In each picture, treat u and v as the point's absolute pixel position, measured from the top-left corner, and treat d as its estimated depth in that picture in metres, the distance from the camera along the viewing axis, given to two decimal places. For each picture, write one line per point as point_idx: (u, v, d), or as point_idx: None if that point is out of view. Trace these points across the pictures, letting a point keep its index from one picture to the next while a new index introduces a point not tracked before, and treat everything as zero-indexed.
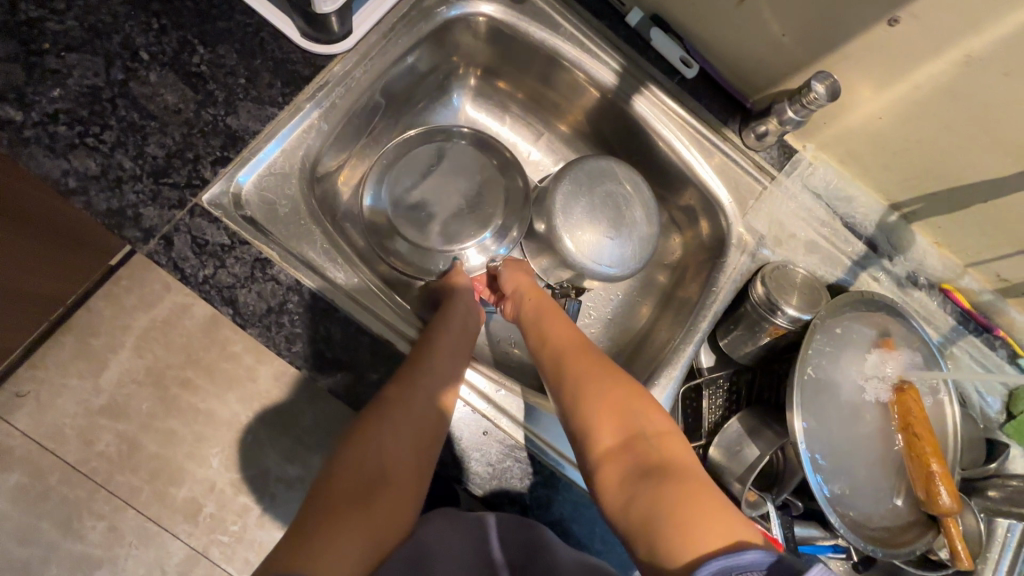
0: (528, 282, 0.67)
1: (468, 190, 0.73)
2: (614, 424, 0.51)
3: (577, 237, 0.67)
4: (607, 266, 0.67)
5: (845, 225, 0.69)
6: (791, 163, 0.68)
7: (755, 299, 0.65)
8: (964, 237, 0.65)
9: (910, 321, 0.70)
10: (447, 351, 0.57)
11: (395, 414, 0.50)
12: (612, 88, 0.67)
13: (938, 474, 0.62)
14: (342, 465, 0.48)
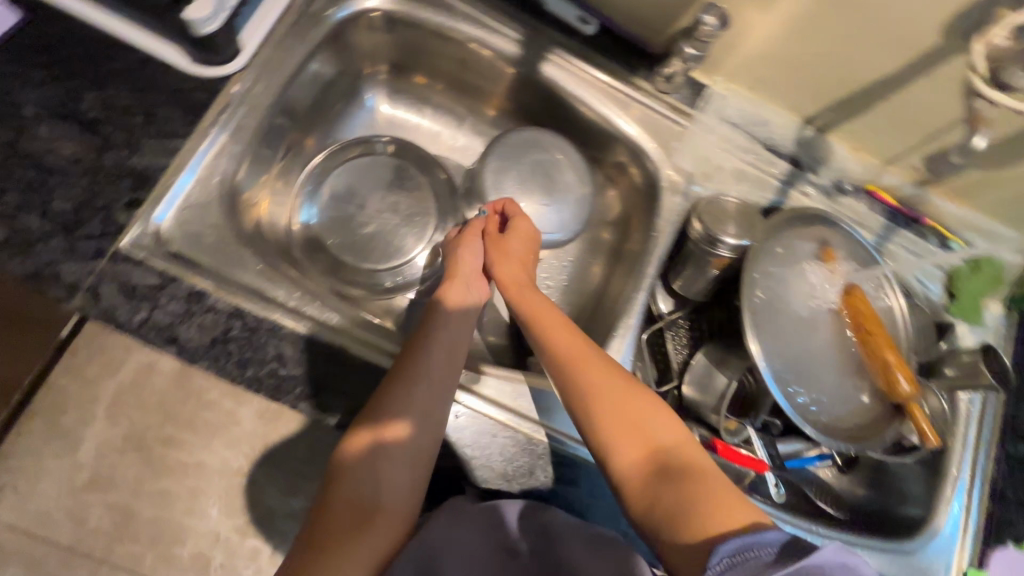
0: (515, 272, 0.62)
1: (399, 194, 0.74)
2: (629, 426, 0.51)
3: (516, 211, 0.68)
4: (552, 233, 0.69)
5: (766, 148, 0.71)
6: (704, 98, 0.70)
7: (695, 236, 0.67)
8: (876, 136, 0.68)
9: (840, 227, 0.73)
10: (443, 356, 0.55)
11: (398, 440, 0.49)
12: (518, 58, 0.68)
13: (893, 363, 0.66)
14: (342, 486, 0.48)
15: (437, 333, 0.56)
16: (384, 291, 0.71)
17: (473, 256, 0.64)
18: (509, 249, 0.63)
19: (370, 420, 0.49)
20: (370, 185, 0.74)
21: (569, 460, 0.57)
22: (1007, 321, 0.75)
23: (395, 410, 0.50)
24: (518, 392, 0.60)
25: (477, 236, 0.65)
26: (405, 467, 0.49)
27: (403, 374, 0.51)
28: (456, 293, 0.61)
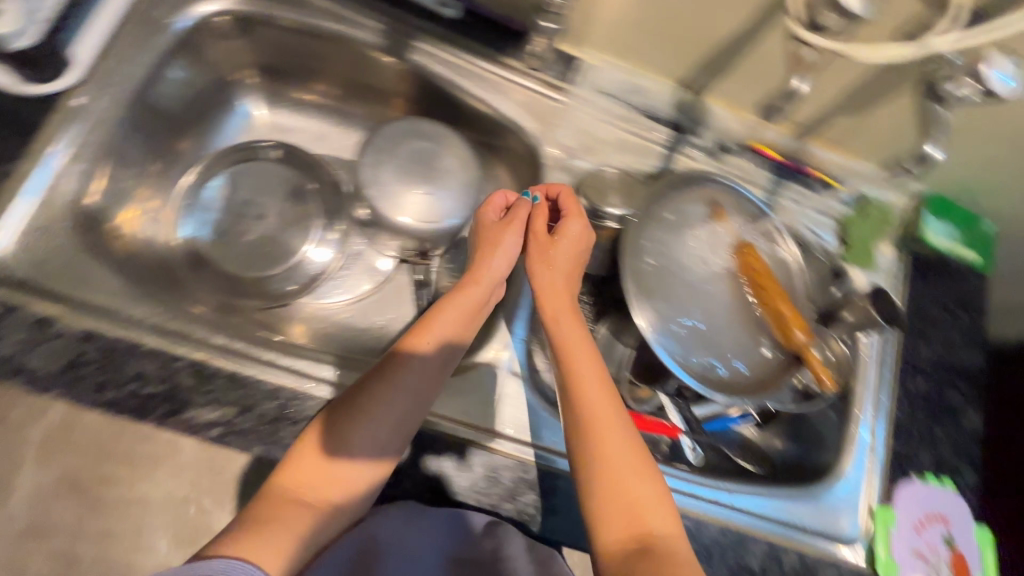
0: (558, 299, 0.58)
1: (285, 199, 0.74)
2: (624, 495, 0.49)
3: (407, 206, 0.67)
4: (449, 219, 0.68)
5: (646, 115, 0.72)
6: (578, 71, 0.70)
7: (581, 211, 0.69)
8: (748, 93, 0.69)
9: (718, 182, 0.74)
10: (434, 356, 0.55)
11: (373, 449, 0.50)
12: (382, 48, 0.67)
13: (787, 314, 0.67)
14: (298, 471, 0.49)
15: (441, 345, 0.56)
16: (283, 295, 0.71)
17: (504, 261, 0.60)
18: (557, 260, 0.60)
19: (347, 413, 0.51)
20: (254, 190, 0.73)
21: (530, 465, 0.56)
22: (901, 263, 0.77)
23: (379, 419, 0.51)
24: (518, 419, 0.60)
25: (515, 221, 0.61)
26: (366, 473, 0.50)
27: (399, 384, 0.52)
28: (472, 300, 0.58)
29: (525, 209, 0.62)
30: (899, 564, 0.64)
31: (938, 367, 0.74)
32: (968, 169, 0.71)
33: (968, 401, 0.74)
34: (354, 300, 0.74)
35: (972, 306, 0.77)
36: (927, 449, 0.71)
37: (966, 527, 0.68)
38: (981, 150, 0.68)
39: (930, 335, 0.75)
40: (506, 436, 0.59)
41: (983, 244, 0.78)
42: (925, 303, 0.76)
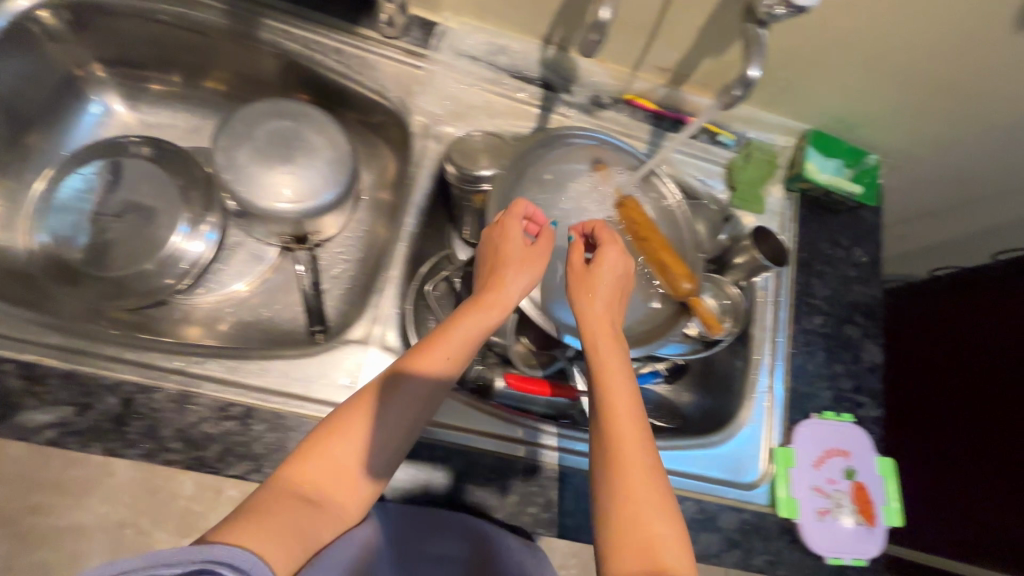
0: (600, 318, 0.55)
1: (157, 193, 0.70)
2: (641, 524, 0.44)
3: (280, 193, 0.66)
4: (325, 196, 0.68)
5: (513, 75, 0.70)
6: (436, 37, 0.69)
7: (452, 178, 0.66)
8: (611, 44, 0.67)
9: (583, 136, 0.71)
10: (455, 363, 0.51)
11: (376, 463, 0.47)
12: (226, 28, 0.65)
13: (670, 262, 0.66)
14: (309, 463, 0.45)
15: (455, 363, 0.51)
16: (159, 289, 0.68)
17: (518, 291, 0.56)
18: (597, 285, 0.57)
19: (359, 419, 0.48)
20: (124, 185, 0.69)
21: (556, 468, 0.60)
22: (791, 202, 0.77)
23: (389, 431, 0.48)
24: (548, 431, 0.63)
25: (535, 255, 0.57)
26: (367, 482, 0.47)
27: (408, 404, 0.49)
28: (485, 317, 0.54)
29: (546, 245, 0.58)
30: (799, 501, 0.64)
31: (836, 302, 0.74)
32: (843, 102, 0.70)
33: (867, 332, 0.74)
34: (253, 283, 0.75)
35: (863, 239, 0.77)
36: (827, 384, 0.71)
37: (868, 458, 0.68)
38: (850, 80, 0.66)
39: (825, 272, 0.75)
40: (540, 445, 0.61)
41: (868, 179, 0.77)
42: (816, 240, 0.76)
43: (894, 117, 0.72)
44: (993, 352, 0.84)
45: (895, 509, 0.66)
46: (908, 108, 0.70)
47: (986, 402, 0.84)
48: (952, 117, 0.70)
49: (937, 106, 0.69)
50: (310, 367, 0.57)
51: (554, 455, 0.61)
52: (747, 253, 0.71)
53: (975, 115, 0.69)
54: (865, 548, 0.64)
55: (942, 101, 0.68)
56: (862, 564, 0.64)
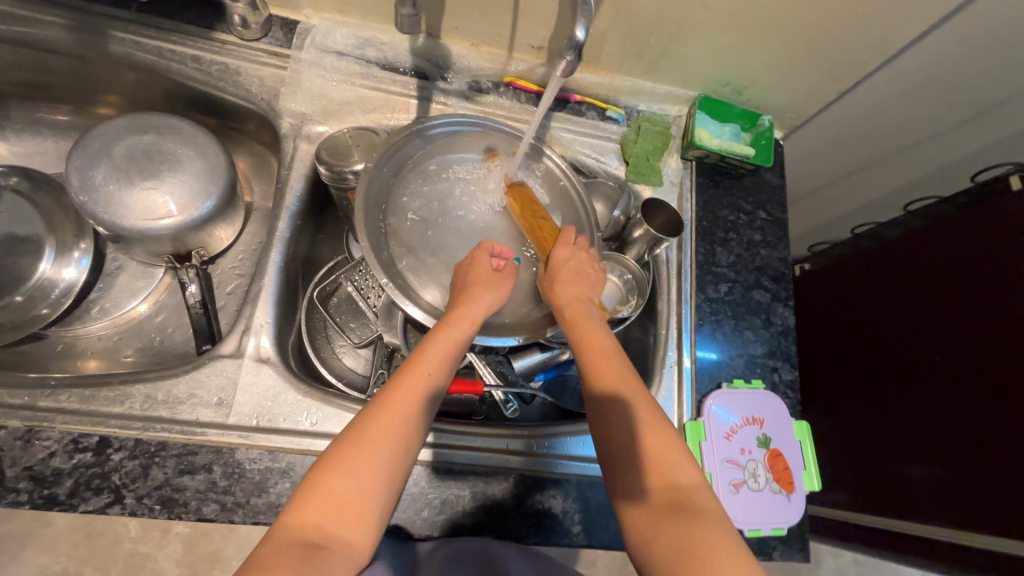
0: (575, 291, 0.60)
1: (35, 223, 0.67)
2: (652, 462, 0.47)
3: (160, 209, 0.63)
4: (206, 203, 0.65)
5: (383, 68, 0.69)
6: (298, 36, 0.67)
7: (326, 179, 0.64)
8: (478, 26, 0.65)
9: (438, 127, 0.67)
10: (442, 364, 0.53)
11: (385, 487, 0.45)
12: (74, 47, 0.63)
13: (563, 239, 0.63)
14: (310, 503, 0.43)
15: (441, 380, 0.53)
16: (31, 320, 0.65)
17: (487, 309, 0.58)
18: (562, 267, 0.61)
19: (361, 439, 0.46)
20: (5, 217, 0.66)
21: (547, 475, 0.63)
22: (688, 172, 0.76)
23: (392, 449, 0.47)
24: (545, 438, 0.65)
25: (500, 279, 0.61)
26: (377, 507, 0.45)
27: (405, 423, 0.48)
28: (459, 336, 0.56)
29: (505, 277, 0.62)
30: (712, 476, 0.62)
31: (741, 268, 0.73)
32: (723, 64, 0.69)
33: (777, 296, 0.72)
34: (153, 300, 0.73)
35: (766, 202, 0.76)
36: (738, 352, 0.69)
37: (783, 423, 0.66)
38: (723, 41, 0.65)
39: (729, 239, 0.74)
40: (531, 454, 0.64)
41: (765, 140, 0.76)
42: (717, 207, 0.75)
43: (778, 76, 0.71)
44: (908, 312, 0.89)
45: (812, 472, 0.65)
46: (788, 65, 0.69)
47: (904, 361, 0.88)
48: (831, 71, 0.70)
49: (815, 60, 0.68)
50: (176, 387, 0.54)
51: (556, 463, 0.64)
52: (642, 226, 0.68)
53: (855, 65, 0.68)
54: (783, 516, 0.62)
55: (819, 54, 0.67)
56: (782, 534, 0.62)
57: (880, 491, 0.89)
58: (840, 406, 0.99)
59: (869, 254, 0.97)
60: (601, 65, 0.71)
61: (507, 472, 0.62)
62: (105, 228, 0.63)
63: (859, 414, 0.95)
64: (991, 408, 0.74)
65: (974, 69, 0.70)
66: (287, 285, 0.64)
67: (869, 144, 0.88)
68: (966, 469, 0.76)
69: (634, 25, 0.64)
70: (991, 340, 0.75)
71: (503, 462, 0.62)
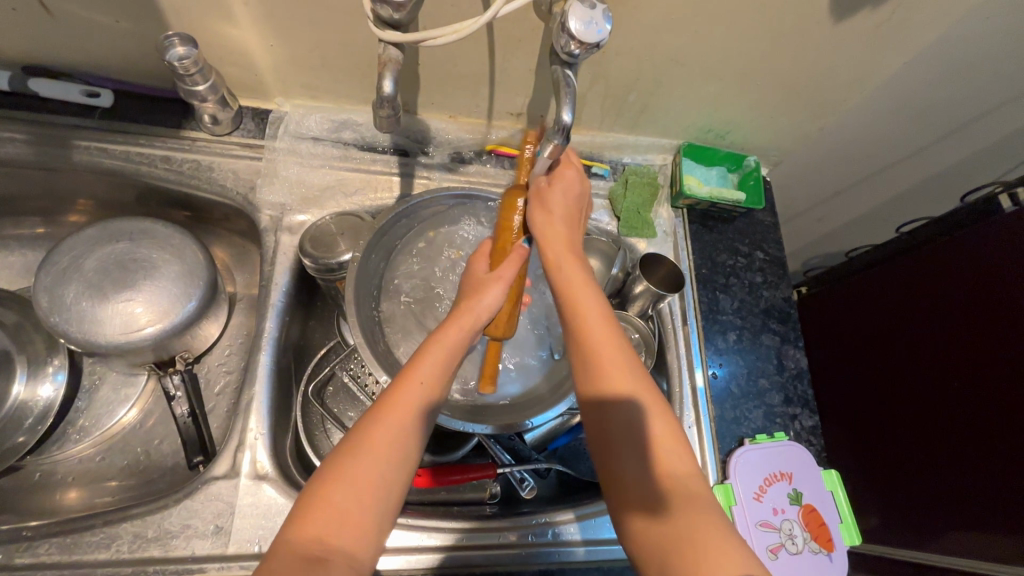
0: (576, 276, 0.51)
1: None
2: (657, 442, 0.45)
3: (140, 319, 0.60)
4: (188, 305, 0.63)
5: (361, 148, 0.67)
6: (271, 124, 0.65)
7: (312, 271, 0.61)
8: (454, 99, 0.65)
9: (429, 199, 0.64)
10: (445, 361, 0.49)
11: (385, 499, 0.43)
12: (37, 160, 0.60)
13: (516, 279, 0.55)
14: (313, 516, 0.40)
15: (441, 388, 0.48)
16: (7, 451, 0.59)
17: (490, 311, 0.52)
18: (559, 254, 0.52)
19: (363, 447, 0.43)
20: None
21: (576, 564, 0.60)
22: (680, 220, 0.75)
23: (392, 458, 0.44)
24: (574, 522, 0.62)
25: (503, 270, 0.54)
26: (376, 523, 0.42)
27: (407, 428, 0.45)
28: (460, 338, 0.50)
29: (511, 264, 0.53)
30: (748, 543, 0.59)
31: (747, 314, 0.71)
32: (703, 113, 0.69)
33: (787, 338, 0.71)
34: (143, 405, 0.69)
35: (762, 241, 0.75)
36: (755, 404, 0.67)
37: (812, 474, 0.63)
38: (701, 92, 0.65)
39: (730, 284, 0.72)
40: (560, 542, 0.60)
41: (752, 180, 0.75)
42: (714, 252, 0.73)
43: (758, 119, 0.71)
44: (915, 338, 0.88)
45: (850, 524, 0.62)
46: (767, 109, 0.69)
47: (917, 388, 0.87)
48: (812, 109, 0.69)
49: (794, 101, 0.67)
50: (168, 520, 0.50)
51: (583, 550, 0.61)
52: (642, 282, 0.66)
53: (831, 103, 0.69)
54: None
55: (796, 98, 0.67)
56: None
57: (914, 521, 0.87)
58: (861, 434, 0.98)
59: (870, 275, 0.97)
60: (582, 125, 0.70)
61: (531, 567, 0.59)
62: (77, 346, 0.59)
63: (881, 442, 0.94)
64: (1010, 433, 0.74)
65: (949, 91, 0.70)
66: (280, 387, 0.60)
67: (851, 170, 0.89)
68: (999, 498, 0.75)
69: (612, 85, 0.63)
70: (1004, 365, 0.75)
71: (532, 556, 0.59)
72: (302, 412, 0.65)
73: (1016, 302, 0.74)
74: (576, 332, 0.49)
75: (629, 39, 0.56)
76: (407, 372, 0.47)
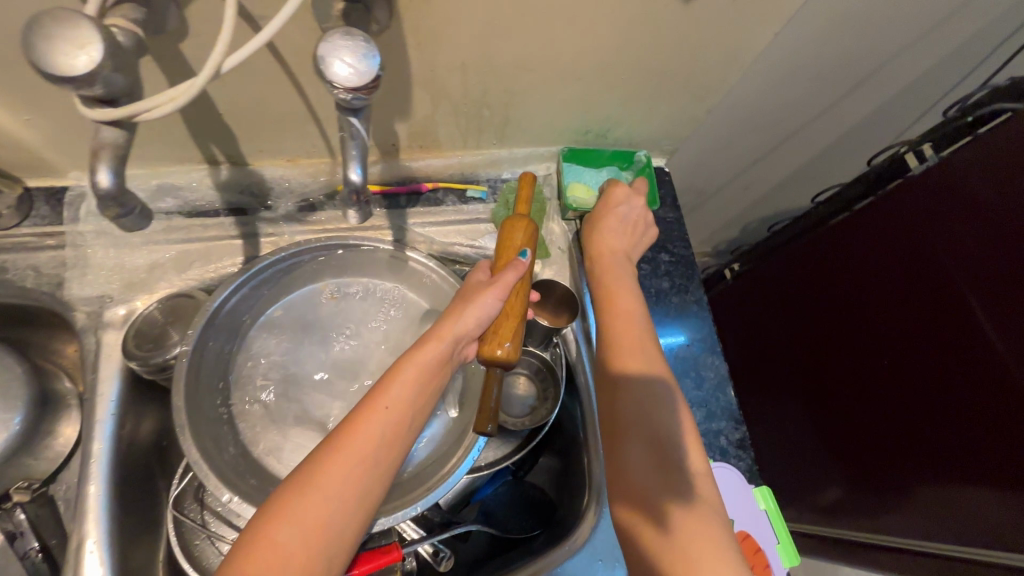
0: (607, 247, 0.60)
1: None
2: (654, 401, 0.49)
3: None
4: (16, 421, 0.57)
5: (192, 215, 0.59)
6: (68, 205, 0.55)
7: (143, 372, 0.52)
8: (282, 143, 0.56)
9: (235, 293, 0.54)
10: (414, 394, 0.44)
11: (337, 543, 0.38)
12: None
13: (515, 291, 0.49)
14: (250, 562, 0.35)
15: (408, 421, 0.43)
16: None
17: (478, 320, 0.47)
18: (609, 226, 0.60)
19: (313, 485, 0.38)
20: None
21: None
22: (573, 234, 0.68)
23: (345, 498, 0.39)
24: None
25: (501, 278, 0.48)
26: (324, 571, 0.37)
27: (368, 463, 0.40)
28: (434, 362, 0.46)
29: (516, 269, 0.48)
30: None
31: (658, 326, 0.65)
32: (574, 116, 0.62)
33: (704, 345, 0.65)
34: None
35: (665, 241, 0.69)
36: None
37: (745, 497, 0.58)
38: (563, 96, 0.58)
39: None
40: None
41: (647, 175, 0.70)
42: None
43: (637, 113, 0.64)
44: (865, 310, 0.83)
45: (789, 545, 0.58)
46: (642, 102, 0.62)
47: (860, 357, 0.84)
48: (691, 95, 0.63)
49: (668, 90, 0.61)
50: None
51: None
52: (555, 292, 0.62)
53: (710, 85, 0.62)
54: None
55: (670, 86, 0.60)
56: None
57: (873, 501, 0.82)
58: (823, 418, 0.91)
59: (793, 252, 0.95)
60: (443, 148, 0.62)
61: None
62: None
63: (844, 425, 0.88)
64: (959, 393, 0.70)
65: (835, 54, 0.64)
66: (126, 513, 0.52)
67: (760, 143, 0.83)
68: (968, 461, 0.69)
69: (460, 104, 0.55)
70: (945, 320, 0.71)
71: None
72: (173, 524, 0.55)
73: (948, 253, 0.71)
74: (607, 301, 0.56)
75: (457, 53, 0.48)
76: (372, 401, 0.43)
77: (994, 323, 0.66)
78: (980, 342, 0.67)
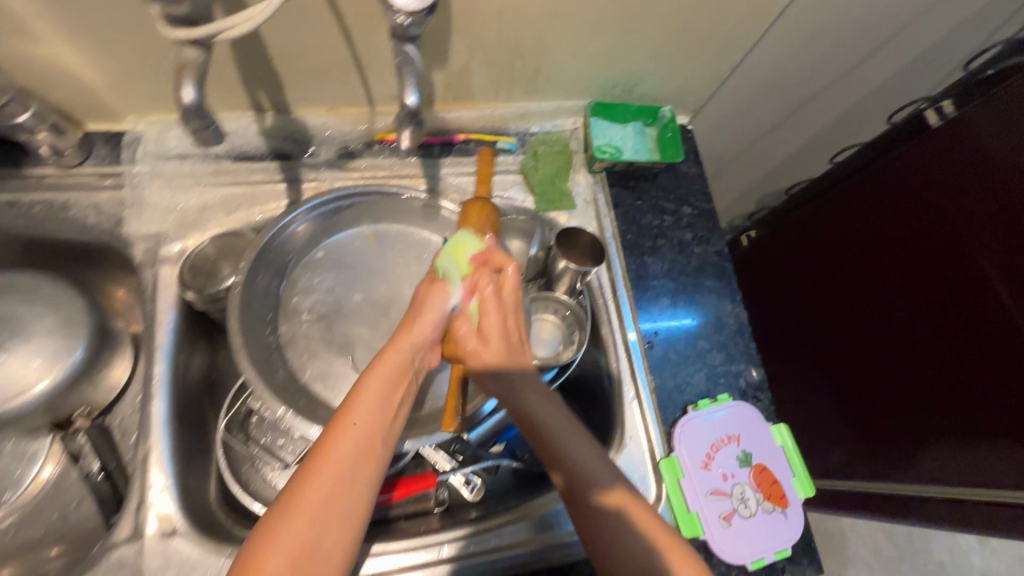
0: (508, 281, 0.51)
1: None
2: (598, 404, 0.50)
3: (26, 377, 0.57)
4: (76, 354, 0.60)
5: (235, 158, 0.61)
6: (126, 147, 0.58)
7: (196, 302, 0.55)
8: (325, 91, 0.59)
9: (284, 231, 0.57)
10: (385, 403, 0.41)
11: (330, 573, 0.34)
12: None
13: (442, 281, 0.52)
14: None
15: (386, 431, 0.40)
16: None
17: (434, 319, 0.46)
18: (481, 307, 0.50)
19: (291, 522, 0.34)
20: None
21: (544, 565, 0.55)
22: (600, 186, 0.70)
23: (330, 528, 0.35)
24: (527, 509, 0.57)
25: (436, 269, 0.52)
26: None
27: (348, 484, 0.37)
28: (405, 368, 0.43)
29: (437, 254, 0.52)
30: (699, 515, 0.56)
31: (680, 275, 0.68)
32: (601, 70, 0.64)
33: (724, 295, 0.67)
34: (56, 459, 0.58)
35: (687, 195, 0.72)
36: (697, 367, 0.64)
37: (760, 434, 0.61)
38: (591, 49, 0.60)
39: (658, 246, 0.69)
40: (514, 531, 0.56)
41: (670, 133, 0.69)
42: (638, 215, 0.70)
43: (663, 69, 0.66)
44: (878, 272, 0.85)
45: (804, 478, 0.60)
46: (668, 57, 0.64)
47: (873, 318, 0.86)
48: (715, 51, 0.65)
49: (693, 46, 0.63)
50: None
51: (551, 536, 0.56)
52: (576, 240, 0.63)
53: (734, 41, 0.64)
54: (783, 536, 0.57)
55: (694, 42, 0.62)
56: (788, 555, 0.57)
57: (883, 457, 0.86)
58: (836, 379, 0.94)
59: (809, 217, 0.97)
60: (475, 99, 0.64)
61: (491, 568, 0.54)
62: None
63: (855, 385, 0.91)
64: (967, 349, 0.73)
65: (857, 12, 0.66)
66: (183, 432, 0.56)
67: (782, 104, 0.84)
68: (976, 414, 0.72)
69: (493, 52, 0.57)
70: (956, 280, 0.74)
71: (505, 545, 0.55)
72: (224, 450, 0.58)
73: (961, 213, 0.73)
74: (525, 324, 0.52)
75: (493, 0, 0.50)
76: (339, 419, 0.39)
77: (1007, 280, 0.68)
78: (993, 303, 0.69)
